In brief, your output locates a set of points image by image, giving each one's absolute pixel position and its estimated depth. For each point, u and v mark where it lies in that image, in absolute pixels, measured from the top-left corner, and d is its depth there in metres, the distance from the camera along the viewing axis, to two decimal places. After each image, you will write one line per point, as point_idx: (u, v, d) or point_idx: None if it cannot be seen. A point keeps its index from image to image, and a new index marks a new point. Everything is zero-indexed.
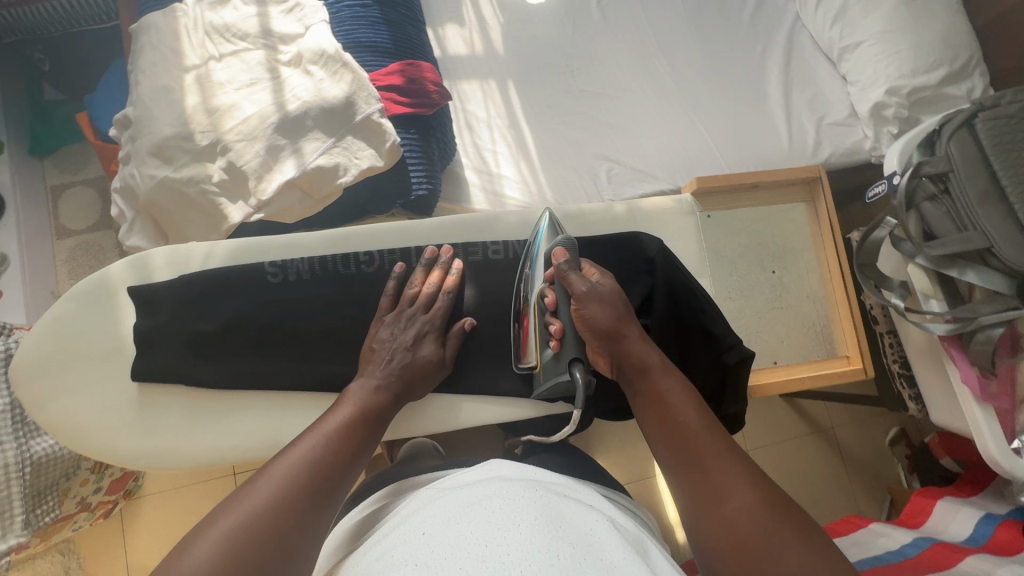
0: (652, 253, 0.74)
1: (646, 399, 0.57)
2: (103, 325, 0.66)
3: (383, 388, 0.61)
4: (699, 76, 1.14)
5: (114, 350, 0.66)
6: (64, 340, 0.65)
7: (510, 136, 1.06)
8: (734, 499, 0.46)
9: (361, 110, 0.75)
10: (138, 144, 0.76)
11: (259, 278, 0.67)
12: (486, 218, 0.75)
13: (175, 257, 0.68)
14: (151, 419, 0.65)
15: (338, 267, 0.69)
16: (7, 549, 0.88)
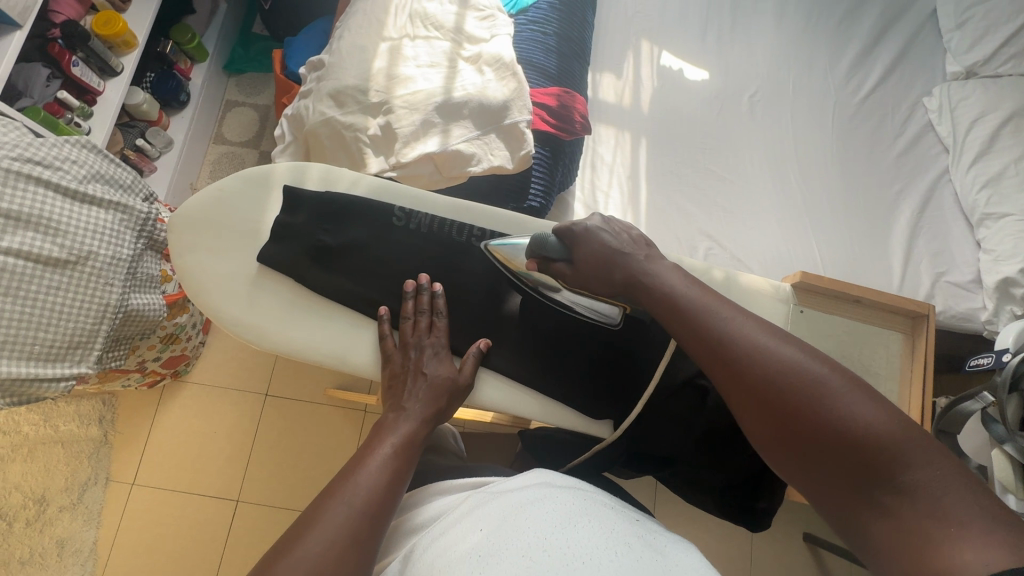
0: None
1: (672, 319, 0.58)
2: (251, 206, 0.75)
3: (419, 413, 0.63)
4: (826, 193, 1.14)
5: (252, 230, 0.74)
6: (219, 207, 0.74)
7: (627, 186, 1.11)
8: (780, 381, 0.48)
9: (512, 116, 0.83)
10: (322, 84, 0.88)
11: (386, 217, 0.75)
12: None
13: (328, 176, 0.78)
14: (258, 298, 0.72)
15: (453, 232, 0.76)
16: (75, 374, 0.99)
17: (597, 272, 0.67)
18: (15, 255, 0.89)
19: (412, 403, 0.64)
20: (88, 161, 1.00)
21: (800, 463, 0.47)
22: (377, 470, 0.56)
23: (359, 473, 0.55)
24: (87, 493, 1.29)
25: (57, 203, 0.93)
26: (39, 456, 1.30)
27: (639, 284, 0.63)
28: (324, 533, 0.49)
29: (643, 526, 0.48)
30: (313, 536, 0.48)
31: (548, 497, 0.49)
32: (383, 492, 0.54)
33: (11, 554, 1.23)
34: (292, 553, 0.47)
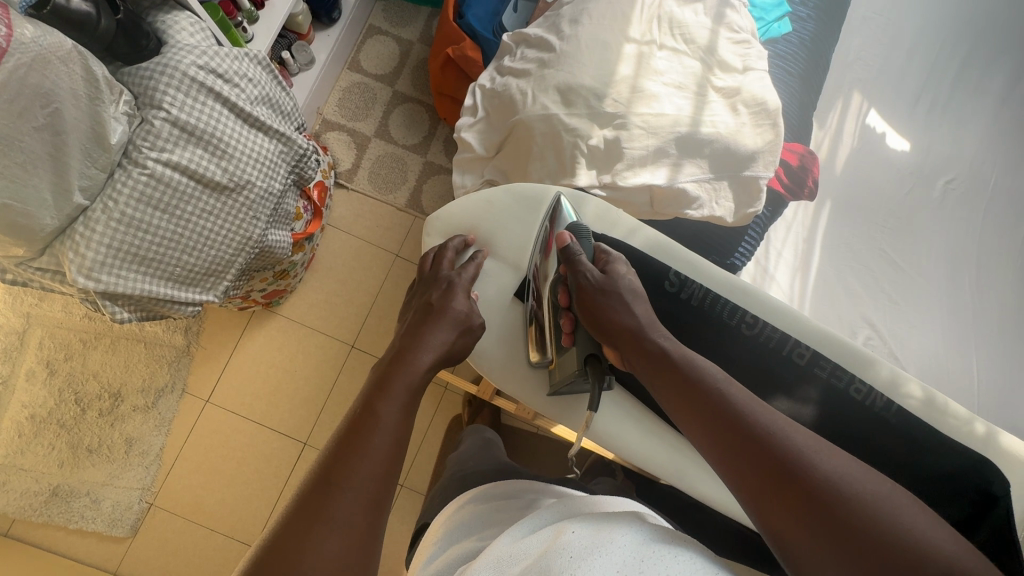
0: (998, 492, 0.64)
1: (666, 377, 0.59)
2: (517, 234, 0.79)
3: (430, 353, 0.64)
4: (999, 307, 1.07)
5: (512, 259, 0.78)
6: (487, 228, 0.79)
7: (801, 249, 1.05)
8: (773, 441, 0.49)
9: (756, 169, 0.76)
10: (549, 73, 0.80)
11: (659, 279, 0.73)
12: (868, 359, 0.70)
13: (604, 213, 0.77)
14: (506, 332, 0.77)
15: (725, 314, 0.72)
16: (202, 302, 0.94)
17: (592, 316, 0.67)
18: (183, 172, 0.82)
19: (427, 338, 0.66)
20: (260, 81, 0.92)
21: (788, 524, 0.44)
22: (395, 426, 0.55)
23: (379, 416, 0.55)
24: (162, 399, 1.28)
25: (228, 122, 0.86)
26: (120, 350, 1.28)
27: (629, 337, 0.64)
28: (339, 506, 0.47)
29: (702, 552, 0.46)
30: (330, 511, 0.47)
31: (584, 524, 0.47)
32: (391, 462, 0.53)
33: (81, 440, 1.24)
34: (321, 510, 0.47)
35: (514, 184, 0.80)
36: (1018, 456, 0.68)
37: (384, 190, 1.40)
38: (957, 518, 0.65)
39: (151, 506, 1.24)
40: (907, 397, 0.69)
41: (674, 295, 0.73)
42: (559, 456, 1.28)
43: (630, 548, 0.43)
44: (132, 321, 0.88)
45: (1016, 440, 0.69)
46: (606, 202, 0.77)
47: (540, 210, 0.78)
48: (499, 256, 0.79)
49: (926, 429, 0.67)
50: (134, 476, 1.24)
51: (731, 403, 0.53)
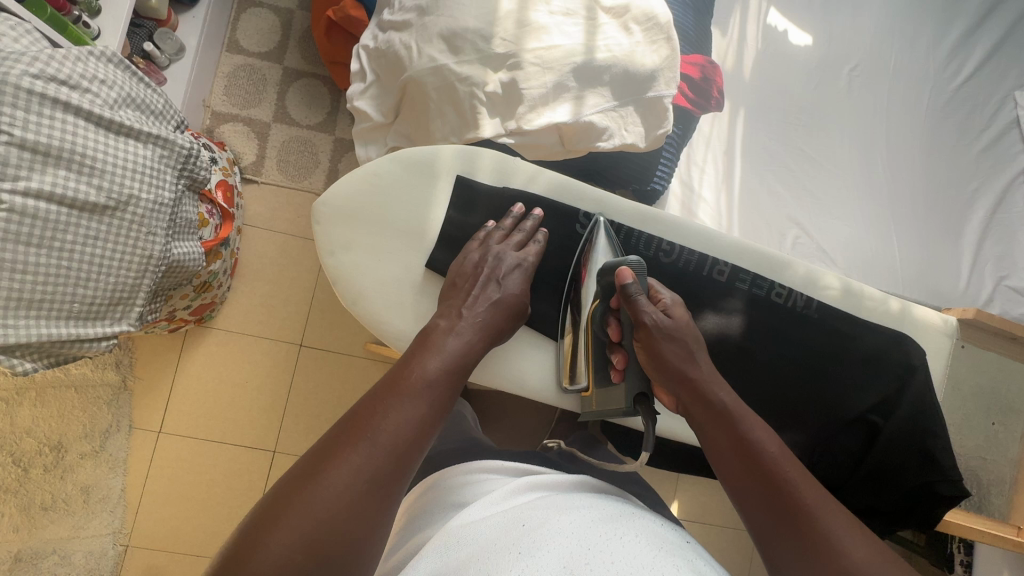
0: (916, 362, 0.69)
1: (721, 437, 0.57)
2: (415, 202, 0.74)
3: (473, 333, 0.63)
4: (911, 186, 1.12)
5: (416, 229, 0.74)
6: (380, 201, 0.73)
7: (722, 161, 1.05)
8: (807, 519, 0.49)
9: (658, 89, 0.74)
10: (430, 20, 0.74)
11: (571, 224, 0.74)
12: (783, 261, 0.73)
13: (501, 164, 0.76)
14: (423, 307, 0.72)
15: (639, 245, 0.73)
16: (116, 333, 0.87)
17: (658, 363, 0.63)
18: (52, 200, 0.74)
19: (466, 317, 0.64)
20: (117, 81, 0.82)
21: None
22: (407, 417, 0.52)
23: (394, 406, 0.52)
24: (110, 441, 1.21)
25: (91, 135, 0.77)
26: (49, 400, 1.19)
27: (690, 385, 0.61)
28: (360, 456, 0.48)
29: (637, 545, 0.46)
30: (350, 458, 0.48)
31: (541, 514, 0.51)
32: (417, 433, 0.52)
33: (32, 500, 1.17)
34: (303, 493, 0.45)
35: (398, 151, 0.75)
36: (930, 324, 0.73)
37: (297, 178, 1.31)
38: (883, 395, 0.68)
39: (128, 547, 1.20)
40: (826, 289, 0.72)
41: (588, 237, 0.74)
42: (527, 410, 1.30)
43: (582, 532, 0.47)
44: (40, 370, 0.81)
45: (926, 309, 0.73)
46: (500, 153, 0.76)
47: (434, 170, 0.74)
48: (403, 231, 0.73)
49: (845, 316, 0.70)
50: (101, 522, 1.19)
51: (797, 497, 0.50)
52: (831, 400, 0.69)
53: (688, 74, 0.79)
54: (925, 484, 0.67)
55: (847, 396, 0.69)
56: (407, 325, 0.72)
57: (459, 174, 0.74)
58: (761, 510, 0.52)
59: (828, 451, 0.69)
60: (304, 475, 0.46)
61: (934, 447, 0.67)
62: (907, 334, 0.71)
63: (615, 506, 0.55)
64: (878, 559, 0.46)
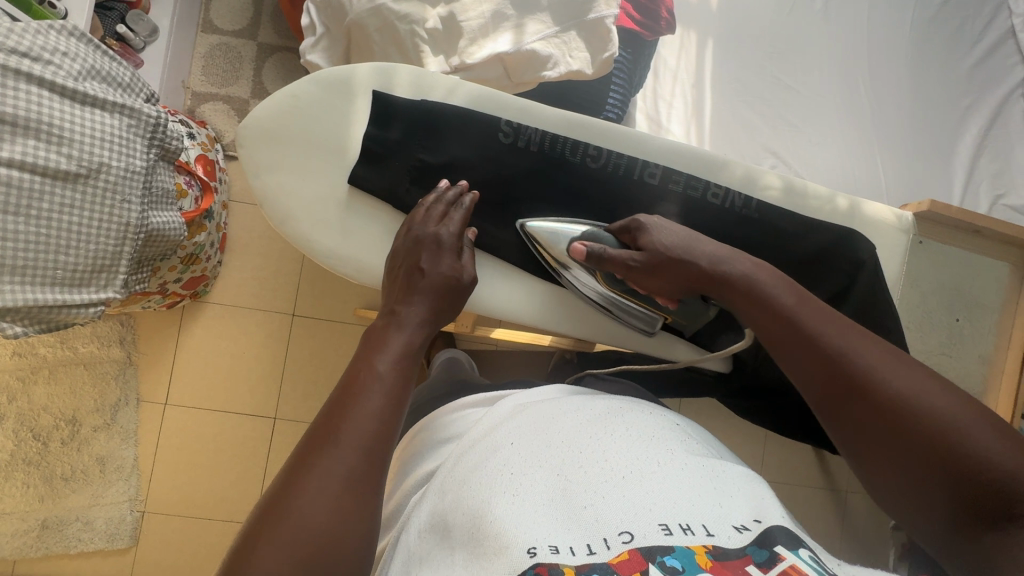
0: (863, 257, 0.67)
1: (761, 317, 0.55)
2: (336, 119, 0.68)
3: (420, 313, 0.57)
4: (895, 107, 1.07)
5: (339, 147, 0.68)
6: (300, 119, 0.68)
7: (690, 95, 1.02)
8: (863, 382, 0.48)
9: (598, 10, 0.72)
10: None
11: (493, 133, 0.69)
12: (717, 160, 0.71)
13: (420, 81, 0.70)
14: (355, 227, 0.68)
15: (566, 151, 0.70)
16: (103, 300, 0.91)
17: (676, 279, 0.62)
18: (23, 169, 0.78)
19: (410, 306, 0.57)
20: (80, 54, 0.85)
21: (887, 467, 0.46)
22: (366, 413, 0.46)
23: (349, 410, 0.46)
24: (120, 413, 1.28)
25: (56, 105, 0.80)
26: (62, 378, 1.26)
27: (709, 281, 0.60)
28: (332, 460, 0.43)
29: (641, 473, 0.45)
30: (322, 462, 0.43)
31: (531, 442, 0.50)
32: (382, 424, 0.46)
33: (54, 471, 1.24)
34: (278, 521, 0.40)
35: (315, 73, 0.69)
36: (881, 219, 0.70)
37: None
38: (832, 292, 0.67)
39: (144, 513, 1.27)
40: (766, 189, 0.70)
41: (512, 145, 0.70)
42: (517, 364, 1.31)
43: (590, 470, 0.45)
44: (32, 334, 0.86)
45: (877, 205, 0.71)
46: (417, 68, 0.70)
47: (353, 86, 0.68)
48: (325, 149, 0.68)
49: (785, 215, 0.69)
50: (118, 490, 1.26)
51: (831, 347, 0.50)
52: None
53: None
54: None
55: None
56: (340, 245, 0.68)
57: (376, 90, 0.68)
58: (792, 362, 0.53)
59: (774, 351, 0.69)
60: (268, 509, 0.41)
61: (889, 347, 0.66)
62: (853, 230, 0.69)
63: (603, 403, 0.56)
64: (921, 381, 0.46)
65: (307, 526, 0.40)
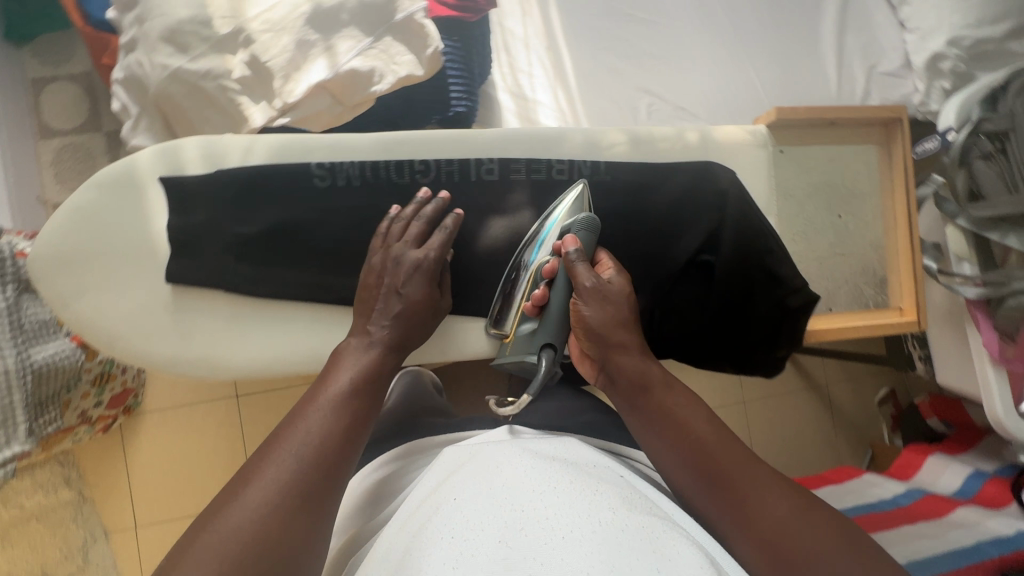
0: (725, 185, 0.67)
1: (659, 434, 0.51)
2: (133, 219, 0.61)
3: (384, 336, 0.57)
4: (752, 10, 1.05)
5: (146, 249, 0.61)
6: (91, 231, 0.60)
7: (549, 59, 0.99)
8: (765, 520, 0.44)
9: (403, 8, 0.68)
10: (148, 26, 0.68)
11: (307, 181, 0.63)
12: (553, 135, 0.67)
13: (211, 149, 0.62)
14: (192, 325, 0.62)
15: (392, 176, 0.64)
16: (13, 456, 0.80)
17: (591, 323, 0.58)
18: None
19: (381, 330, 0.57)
20: None
21: None
22: (321, 434, 0.46)
23: (304, 423, 0.47)
24: (92, 552, 1.21)
25: None
26: (17, 541, 1.15)
27: (624, 363, 0.57)
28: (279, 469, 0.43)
29: (608, 528, 0.41)
30: (268, 475, 0.42)
31: (483, 487, 0.45)
32: (339, 441, 0.47)
33: None
34: (207, 530, 0.39)
35: (92, 175, 0.62)
36: (735, 140, 0.69)
37: None
38: (709, 232, 0.67)
39: None
40: (613, 147, 0.67)
41: (332, 188, 0.63)
42: None
43: (551, 514, 0.42)
44: None
45: (727, 127, 0.70)
46: (203, 137, 0.62)
47: (140, 180, 0.61)
48: (128, 255, 0.61)
49: (640, 168, 0.67)
50: None
51: (738, 481, 0.46)
52: (655, 252, 0.67)
53: None
54: (776, 300, 0.69)
55: (674, 246, 0.67)
56: (181, 349, 0.62)
57: (164, 178, 0.60)
58: (702, 499, 0.48)
59: (673, 305, 0.68)
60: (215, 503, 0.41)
61: (772, 262, 0.68)
62: (711, 161, 0.68)
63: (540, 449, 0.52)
64: (823, 527, 0.43)
65: (244, 531, 0.39)
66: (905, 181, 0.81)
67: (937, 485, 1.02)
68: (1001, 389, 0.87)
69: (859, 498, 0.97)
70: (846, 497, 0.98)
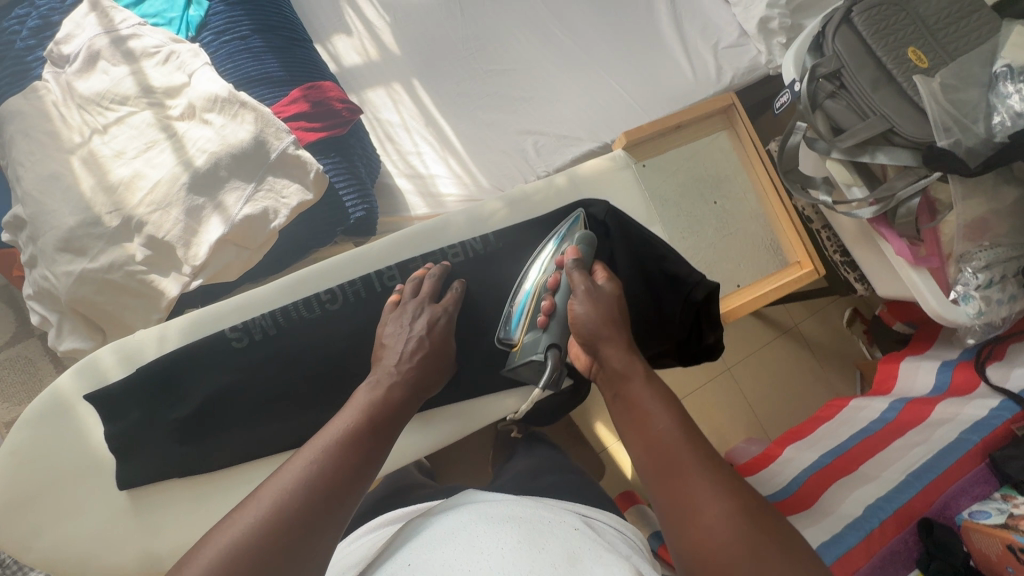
0: (603, 216, 0.76)
1: (631, 429, 0.53)
2: (73, 441, 0.64)
3: (404, 386, 0.59)
4: (594, 30, 1.15)
5: (93, 463, 0.64)
6: (35, 466, 0.63)
7: (430, 133, 1.05)
8: (705, 522, 0.44)
9: (275, 147, 0.72)
10: (42, 243, 0.69)
11: (223, 345, 0.66)
12: (435, 226, 0.74)
13: (124, 350, 0.66)
14: (151, 522, 0.64)
15: (303, 313, 0.68)
16: None
17: (591, 317, 0.60)
18: None
19: (393, 388, 0.58)
20: None
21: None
22: (324, 463, 0.47)
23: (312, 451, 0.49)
24: None
25: None
26: None
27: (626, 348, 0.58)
28: (284, 495, 0.44)
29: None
30: (274, 491, 0.44)
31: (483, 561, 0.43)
32: (346, 474, 0.48)
33: None
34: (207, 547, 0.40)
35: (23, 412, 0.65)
36: (597, 171, 0.82)
37: None
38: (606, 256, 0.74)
39: None
40: (494, 216, 0.76)
41: (249, 344, 0.67)
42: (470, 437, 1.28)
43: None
44: None
45: (588, 163, 0.82)
46: (113, 342, 0.66)
47: (69, 402, 0.65)
48: (77, 477, 0.64)
49: (522, 227, 0.76)
50: None
51: (690, 481, 0.46)
52: None
53: (295, 92, 0.79)
54: (683, 298, 0.74)
55: None
56: (151, 546, 0.63)
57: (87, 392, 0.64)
58: (648, 473, 0.50)
59: None
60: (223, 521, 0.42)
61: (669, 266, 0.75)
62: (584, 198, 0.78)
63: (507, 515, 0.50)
64: (757, 543, 0.42)
65: (254, 534, 0.41)
66: (757, 151, 0.90)
67: (916, 389, 1.07)
68: (930, 286, 0.92)
69: (855, 428, 1.01)
70: (843, 431, 1.02)
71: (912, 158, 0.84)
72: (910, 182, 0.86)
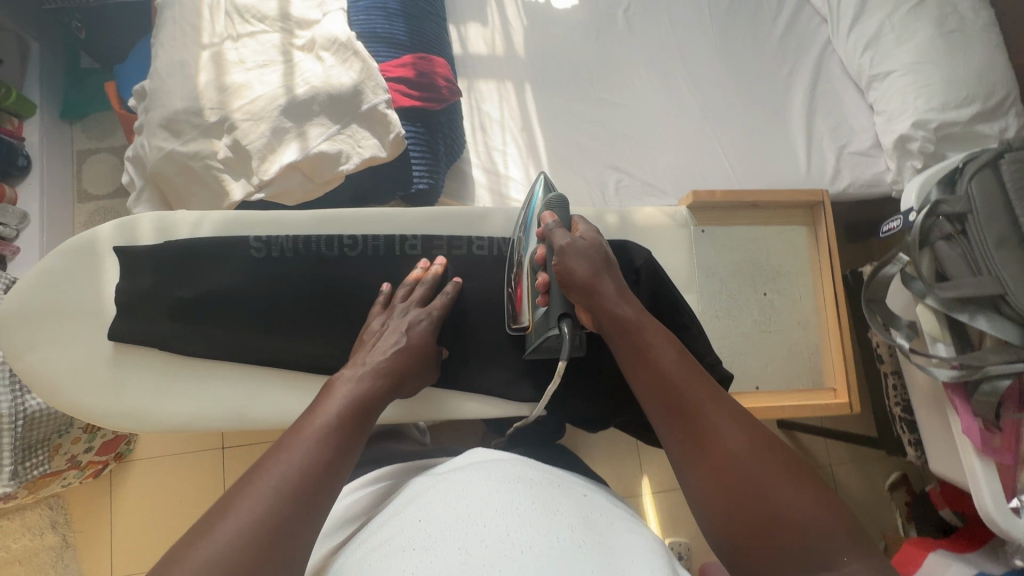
0: (639, 264, 0.74)
1: (640, 374, 0.54)
2: (90, 285, 0.71)
3: (379, 377, 0.57)
4: (720, 92, 1.11)
5: (96, 311, 0.70)
6: (52, 295, 0.70)
7: (522, 138, 1.06)
8: (726, 454, 0.47)
9: (368, 100, 0.76)
10: (150, 115, 0.77)
11: (242, 251, 0.71)
12: (474, 216, 0.77)
13: (162, 224, 0.73)
14: (121, 380, 0.69)
15: (322, 249, 0.72)
16: None
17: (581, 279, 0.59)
18: None
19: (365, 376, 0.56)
20: None
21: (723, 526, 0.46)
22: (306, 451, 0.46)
23: (299, 441, 0.47)
24: None
25: None
26: None
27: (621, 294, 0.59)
28: (258, 505, 0.41)
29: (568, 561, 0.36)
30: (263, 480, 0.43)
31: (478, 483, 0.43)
32: (318, 475, 0.45)
33: None
34: (201, 543, 0.39)
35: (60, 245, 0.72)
36: (653, 222, 0.80)
37: None
38: None
39: None
40: None
41: (266, 259, 0.72)
42: None
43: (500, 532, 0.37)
44: None
45: (648, 211, 0.80)
46: (157, 213, 0.73)
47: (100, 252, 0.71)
48: (80, 317, 0.70)
49: None
50: None
51: (708, 420, 0.49)
52: None
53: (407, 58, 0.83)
54: None
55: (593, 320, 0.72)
56: (113, 403, 0.69)
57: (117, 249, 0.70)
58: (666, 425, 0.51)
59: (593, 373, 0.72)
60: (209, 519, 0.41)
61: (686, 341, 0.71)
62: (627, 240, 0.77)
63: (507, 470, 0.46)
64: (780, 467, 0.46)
65: (253, 525, 0.40)
66: (831, 262, 0.84)
67: None
68: (991, 483, 0.80)
69: None
70: None
71: (1015, 335, 0.74)
72: (1006, 360, 0.74)
